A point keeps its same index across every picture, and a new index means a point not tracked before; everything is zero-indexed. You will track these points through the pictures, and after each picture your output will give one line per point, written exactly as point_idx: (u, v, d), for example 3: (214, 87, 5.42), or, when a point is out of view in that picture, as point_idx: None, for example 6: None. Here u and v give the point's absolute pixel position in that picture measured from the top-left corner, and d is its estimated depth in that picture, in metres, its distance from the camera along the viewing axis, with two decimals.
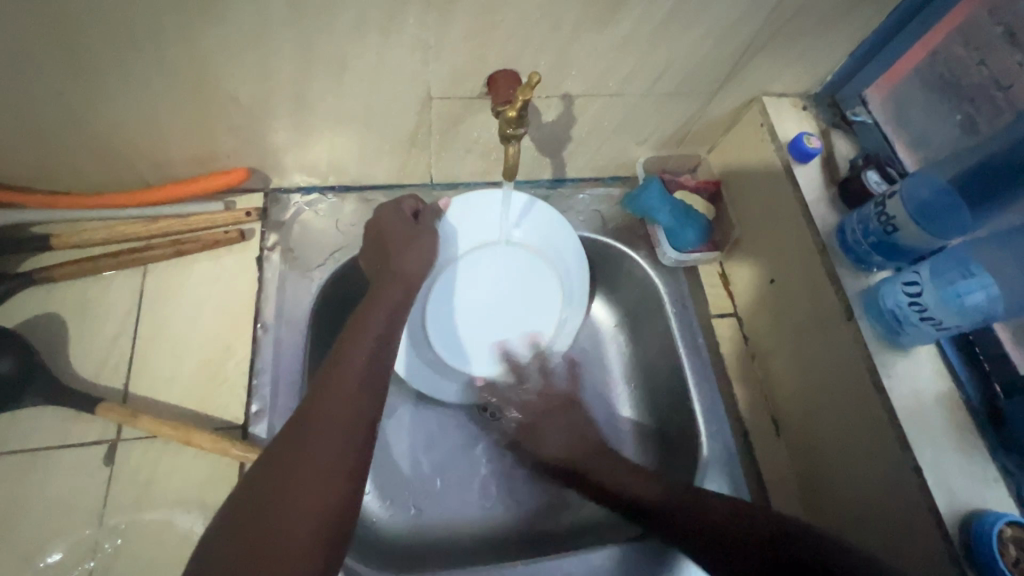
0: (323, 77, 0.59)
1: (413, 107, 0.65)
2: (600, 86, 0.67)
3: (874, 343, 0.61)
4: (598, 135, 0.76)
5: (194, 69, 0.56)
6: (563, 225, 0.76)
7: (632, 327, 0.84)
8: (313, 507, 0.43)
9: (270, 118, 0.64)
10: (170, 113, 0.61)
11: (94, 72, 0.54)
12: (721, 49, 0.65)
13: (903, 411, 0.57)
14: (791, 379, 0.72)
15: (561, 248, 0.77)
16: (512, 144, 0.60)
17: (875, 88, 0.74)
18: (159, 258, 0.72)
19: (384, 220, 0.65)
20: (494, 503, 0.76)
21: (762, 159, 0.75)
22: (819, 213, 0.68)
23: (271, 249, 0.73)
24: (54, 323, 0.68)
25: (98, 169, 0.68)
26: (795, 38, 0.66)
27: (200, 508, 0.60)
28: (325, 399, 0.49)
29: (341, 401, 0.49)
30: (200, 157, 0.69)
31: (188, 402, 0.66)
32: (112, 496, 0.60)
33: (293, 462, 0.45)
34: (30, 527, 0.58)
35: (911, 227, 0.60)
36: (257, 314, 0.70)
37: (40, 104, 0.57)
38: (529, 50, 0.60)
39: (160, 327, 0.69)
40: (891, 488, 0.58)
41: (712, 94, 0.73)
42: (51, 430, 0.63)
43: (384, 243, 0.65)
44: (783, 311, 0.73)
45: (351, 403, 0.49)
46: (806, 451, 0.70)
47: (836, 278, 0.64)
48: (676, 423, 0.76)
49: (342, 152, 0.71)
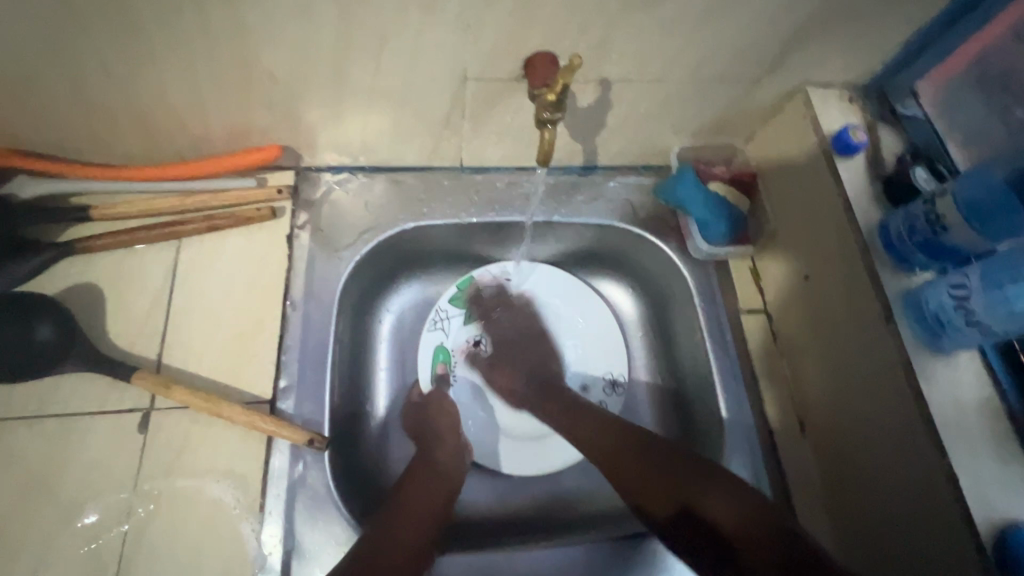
0: (361, 57, 0.59)
1: (448, 87, 0.64)
2: (639, 71, 0.65)
3: (913, 344, 0.59)
4: (633, 122, 0.74)
5: (235, 44, 0.56)
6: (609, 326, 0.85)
7: (658, 317, 0.86)
8: (419, 523, 0.62)
9: (306, 96, 0.64)
10: (210, 88, 0.61)
11: (139, 44, 0.55)
12: (768, 34, 0.63)
13: (940, 416, 0.56)
14: (821, 380, 0.70)
15: (588, 344, 0.85)
16: (547, 128, 0.59)
17: (927, 80, 0.70)
18: (193, 232, 0.72)
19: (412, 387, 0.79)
20: (522, 494, 0.78)
21: (804, 152, 0.72)
22: (860, 209, 0.66)
23: (301, 228, 0.74)
24: (92, 292, 0.70)
25: (136, 142, 0.69)
26: (847, 25, 0.63)
27: (230, 479, 0.62)
28: (439, 442, 0.72)
29: (431, 477, 0.68)
30: (235, 133, 0.69)
31: (218, 374, 0.67)
32: (147, 462, 0.62)
33: (402, 509, 0.63)
34: (69, 488, 0.61)
35: (961, 227, 0.58)
36: (286, 290, 0.71)
37: (86, 76, 0.58)
38: (569, 33, 0.59)
39: (192, 299, 0.71)
40: (924, 495, 0.56)
41: (754, 82, 0.70)
42: (89, 395, 0.65)
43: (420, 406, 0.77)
44: (815, 309, 0.71)
45: (436, 478, 0.68)
46: (832, 453, 0.68)
47: (876, 277, 0.62)
48: (700, 416, 0.77)
49: (375, 132, 0.71)
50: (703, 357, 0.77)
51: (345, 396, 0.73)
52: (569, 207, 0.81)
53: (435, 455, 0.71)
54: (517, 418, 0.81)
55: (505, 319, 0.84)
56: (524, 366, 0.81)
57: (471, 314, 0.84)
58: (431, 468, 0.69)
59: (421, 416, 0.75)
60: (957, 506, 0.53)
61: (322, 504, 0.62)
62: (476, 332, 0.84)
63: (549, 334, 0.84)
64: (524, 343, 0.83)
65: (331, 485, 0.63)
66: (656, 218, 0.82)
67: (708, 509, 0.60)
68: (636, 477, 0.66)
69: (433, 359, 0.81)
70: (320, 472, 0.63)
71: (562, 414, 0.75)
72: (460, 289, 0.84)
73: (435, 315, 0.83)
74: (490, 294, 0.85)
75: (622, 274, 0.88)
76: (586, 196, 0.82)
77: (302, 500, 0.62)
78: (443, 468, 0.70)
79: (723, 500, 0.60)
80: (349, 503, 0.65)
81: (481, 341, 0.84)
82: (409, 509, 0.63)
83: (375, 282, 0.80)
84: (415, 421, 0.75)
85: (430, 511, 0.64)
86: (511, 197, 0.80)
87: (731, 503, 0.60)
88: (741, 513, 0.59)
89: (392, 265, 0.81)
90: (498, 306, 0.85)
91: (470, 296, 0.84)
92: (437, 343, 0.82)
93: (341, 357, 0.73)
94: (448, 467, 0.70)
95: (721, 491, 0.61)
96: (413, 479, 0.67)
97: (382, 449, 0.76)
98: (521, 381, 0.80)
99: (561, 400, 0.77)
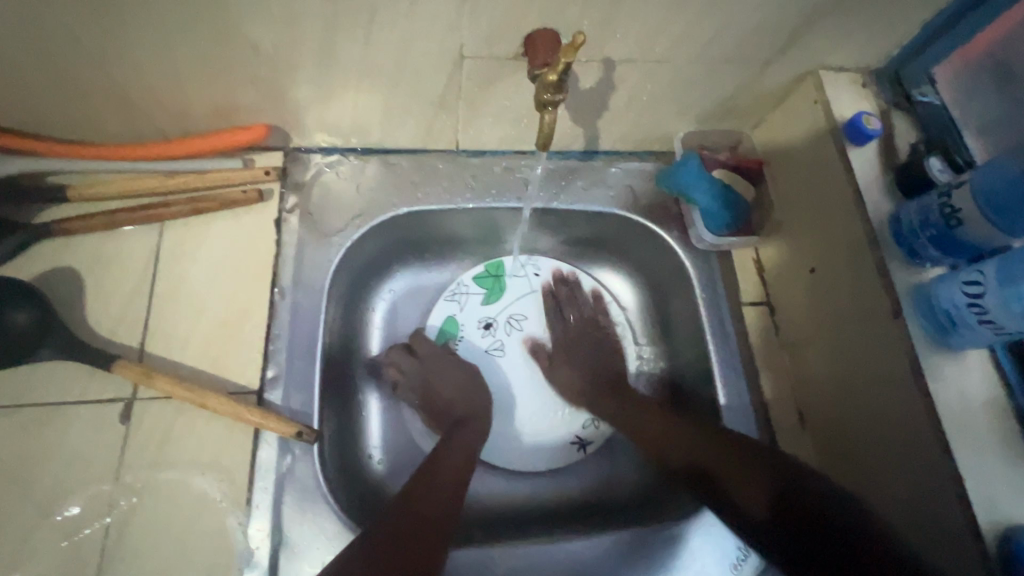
0: (352, 30, 0.55)
1: (444, 65, 0.61)
2: (645, 51, 0.62)
3: (921, 340, 0.57)
4: (637, 105, 0.71)
5: (213, 14, 0.52)
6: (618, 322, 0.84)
7: (657, 307, 0.84)
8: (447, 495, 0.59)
9: (294, 72, 0.60)
10: (191, 62, 0.58)
11: (113, 15, 0.51)
12: (783, 13, 0.60)
13: (947, 415, 0.55)
14: (823, 374, 0.69)
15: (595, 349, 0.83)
16: (548, 111, 0.56)
17: (945, 66, 0.67)
18: (177, 215, 0.69)
19: (425, 355, 0.76)
20: (518, 487, 0.77)
21: (813, 140, 0.70)
22: (871, 200, 0.64)
23: (290, 212, 0.71)
24: (70, 277, 0.67)
25: (114, 119, 0.65)
26: (866, 5, 0.60)
27: (215, 471, 0.60)
28: (471, 424, 0.70)
29: (444, 472, 0.62)
30: (219, 111, 0.66)
31: (203, 363, 0.65)
32: (128, 454, 0.60)
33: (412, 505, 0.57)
34: (48, 480, 0.59)
35: (978, 221, 0.56)
36: (274, 276, 0.69)
37: (56, 47, 0.54)
38: (573, 10, 0.55)
39: (176, 285, 0.68)
40: (925, 493, 0.56)
41: (765, 64, 0.67)
42: (67, 385, 0.62)
43: (460, 385, 0.75)
44: (820, 302, 0.69)
45: (459, 465, 0.64)
46: (833, 450, 0.67)
47: (885, 270, 0.60)
48: (699, 408, 0.76)
49: (366, 112, 0.68)
50: (704, 351, 0.75)
51: (335, 386, 0.71)
52: (569, 193, 0.79)
53: (450, 451, 0.66)
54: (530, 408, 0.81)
55: (567, 313, 0.83)
56: (593, 367, 0.80)
57: (492, 294, 0.83)
58: (448, 460, 0.64)
59: (464, 390, 0.74)
60: (962, 508, 0.52)
61: (311, 497, 0.60)
62: (488, 314, 0.83)
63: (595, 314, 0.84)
64: (586, 340, 0.82)
65: (320, 479, 0.61)
66: (659, 205, 0.80)
67: (741, 479, 0.61)
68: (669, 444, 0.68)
69: (443, 333, 0.81)
70: (310, 464, 0.61)
71: (616, 418, 0.75)
72: (488, 270, 0.84)
73: (455, 287, 0.82)
74: (515, 282, 0.84)
75: (621, 265, 0.86)
76: (587, 181, 0.79)
77: (291, 493, 0.60)
78: (458, 458, 0.65)
79: (759, 471, 0.61)
80: (339, 492, 0.64)
81: (492, 324, 0.83)
82: (417, 504, 0.57)
83: (365, 274, 0.78)
84: (445, 404, 0.73)
85: (446, 500, 0.59)
86: (509, 181, 0.77)
87: (766, 476, 0.61)
88: (775, 483, 0.60)
89: (385, 253, 0.79)
90: (519, 295, 0.84)
91: (494, 279, 0.84)
92: (450, 314, 0.82)
93: (331, 348, 0.71)
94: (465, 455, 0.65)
95: (756, 465, 0.61)
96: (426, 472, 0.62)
97: (359, 435, 0.73)
98: (582, 379, 0.79)
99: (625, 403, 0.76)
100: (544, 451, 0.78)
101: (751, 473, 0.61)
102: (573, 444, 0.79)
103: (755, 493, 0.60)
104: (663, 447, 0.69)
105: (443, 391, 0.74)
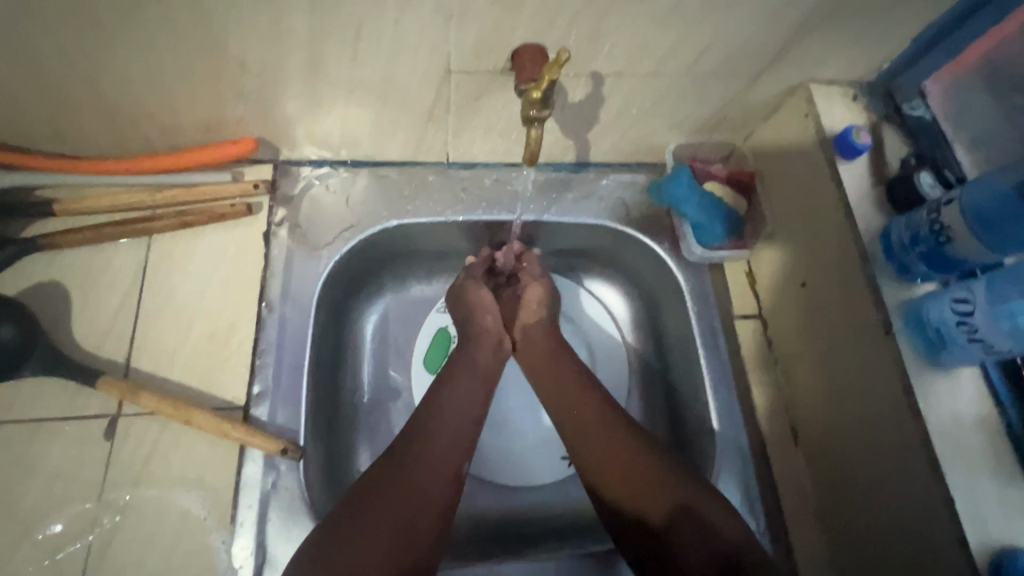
0: (339, 46, 0.55)
1: (431, 80, 0.61)
2: (634, 66, 0.62)
3: (911, 357, 0.57)
4: (627, 118, 0.71)
5: (198, 31, 0.52)
6: (612, 336, 0.84)
7: (648, 319, 0.84)
8: (423, 505, 0.57)
9: (281, 87, 0.60)
10: (177, 77, 0.58)
11: (99, 32, 0.51)
12: (771, 27, 0.59)
13: (938, 434, 0.54)
14: (814, 389, 0.68)
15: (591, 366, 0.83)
16: (535, 126, 0.56)
17: (936, 79, 0.66)
18: (165, 229, 0.69)
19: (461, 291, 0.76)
20: (507, 502, 0.76)
21: (804, 153, 0.69)
22: (861, 214, 0.63)
23: (278, 225, 0.71)
24: (58, 291, 0.67)
25: (103, 134, 0.65)
26: (855, 20, 0.60)
27: (200, 488, 0.60)
28: (462, 397, 0.65)
29: (428, 477, 0.58)
30: (207, 125, 0.65)
31: (189, 379, 0.65)
32: (112, 471, 0.60)
33: (377, 509, 0.55)
34: (31, 498, 0.58)
35: (967, 238, 0.55)
36: (262, 290, 0.68)
37: (41, 63, 0.54)
38: (559, 25, 0.55)
39: (163, 300, 0.68)
40: (915, 512, 0.55)
41: (755, 78, 0.67)
42: (52, 402, 0.62)
43: (477, 326, 0.73)
44: (811, 316, 0.68)
45: (446, 458, 0.60)
46: (825, 465, 0.67)
47: (875, 286, 0.60)
48: (690, 421, 0.76)
49: (355, 125, 0.67)
50: (695, 365, 0.74)
51: (324, 400, 0.71)
52: (560, 206, 0.78)
53: (435, 440, 0.61)
54: (524, 424, 0.79)
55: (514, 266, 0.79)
56: (534, 319, 0.75)
57: None
58: (427, 461, 0.59)
59: (482, 341, 0.72)
60: (952, 529, 0.52)
61: (297, 514, 0.59)
62: None
63: (587, 326, 0.84)
64: (540, 291, 0.76)
65: (306, 493, 0.60)
66: (650, 217, 0.79)
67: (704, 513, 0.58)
68: (625, 461, 0.62)
69: (435, 341, 0.80)
70: (297, 479, 0.60)
71: (548, 386, 0.70)
72: None
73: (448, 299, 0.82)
74: None
75: (615, 277, 0.85)
76: (578, 193, 0.79)
77: (277, 510, 0.59)
78: (439, 460, 0.60)
79: (722, 512, 0.58)
80: (323, 508, 0.63)
81: None
82: (385, 510, 0.55)
83: (353, 286, 0.77)
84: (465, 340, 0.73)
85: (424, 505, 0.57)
86: (500, 194, 0.77)
87: (726, 517, 0.58)
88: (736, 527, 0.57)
89: (373, 267, 0.78)
90: None
91: None
92: (442, 325, 0.81)
93: (320, 364, 0.71)
94: (448, 444, 0.61)
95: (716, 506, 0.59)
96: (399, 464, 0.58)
97: (350, 451, 0.73)
98: (540, 332, 0.74)
99: (561, 375, 0.70)
100: (535, 467, 0.77)
101: (715, 508, 0.58)
102: (562, 460, 0.78)
103: (717, 531, 0.57)
104: (614, 460, 0.62)
105: (473, 329, 0.73)
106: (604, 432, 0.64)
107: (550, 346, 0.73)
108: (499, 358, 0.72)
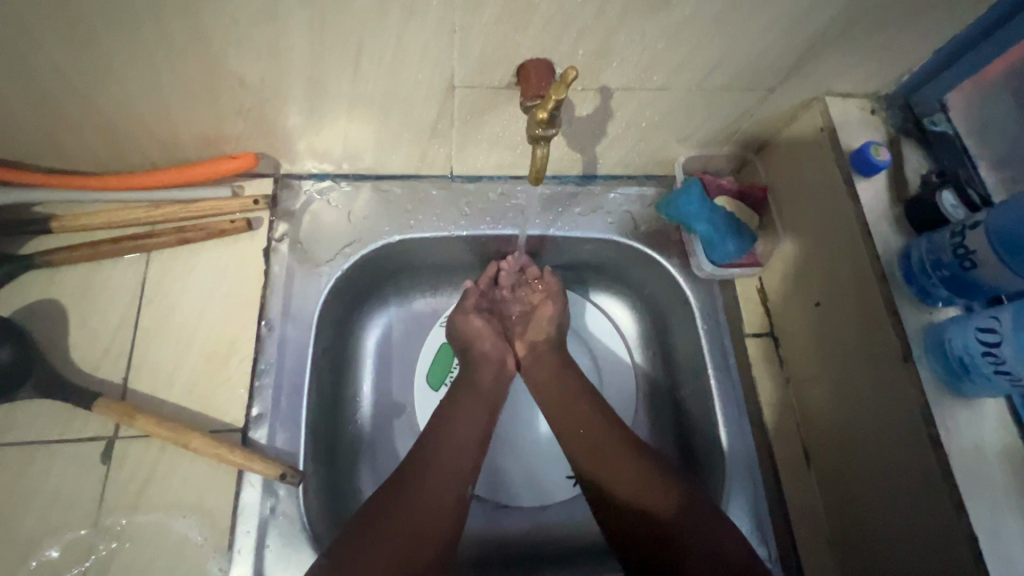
0: (340, 62, 0.53)
1: (434, 94, 0.59)
2: (643, 80, 0.60)
3: (933, 386, 0.54)
4: (636, 132, 0.69)
5: (194, 47, 0.51)
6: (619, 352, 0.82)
7: (656, 335, 0.82)
8: (428, 529, 0.55)
9: (281, 102, 0.58)
10: (174, 93, 0.56)
11: (93, 49, 0.50)
12: (788, 41, 0.57)
13: (962, 468, 0.52)
14: (828, 412, 0.66)
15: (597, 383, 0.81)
16: (541, 145, 0.54)
17: (958, 92, 0.65)
18: (164, 245, 0.68)
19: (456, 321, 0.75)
20: (511, 522, 0.75)
21: (819, 168, 0.67)
22: (880, 233, 0.61)
23: (279, 241, 0.70)
24: (56, 310, 0.66)
25: (100, 150, 0.64)
26: (876, 32, 0.57)
27: (197, 514, 0.58)
28: (464, 417, 0.65)
29: (429, 500, 0.57)
30: (205, 140, 0.64)
31: (187, 401, 0.63)
32: (108, 496, 0.58)
33: (383, 535, 0.53)
34: (27, 523, 0.57)
35: (993, 264, 0.53)
36: (262, 309, 0.67)
37: (36, 81, 0.53)
38: (567, 39, 0.53)
39: (162, 318, 0.67)
40: (934, 546, 0.53)
41: (769, 91, 0.65)
42: (49, 424, 0.61)
43: (477, 351, 0.72)
44: (825, 337, 0.66)
45: (449, 480, 0.59)
46: (838, 491, 0.64)
47: (895, 311, 0.57)
48: (699, 442, 0.74)
49: (356, 140, 0.66)
50: (705, 385, 0.72)
51: (325, 420, 0.69)
52: (565, 219, 0.76)
53: (438, 462, 0.60)
54: (529, 442, 0.78)
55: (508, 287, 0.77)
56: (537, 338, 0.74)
57: None
58: (431, 482, 0.58)
59: (483, 363, 0.71)
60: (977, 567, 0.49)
61: (295, 541, 0.58)
62: None
63: (593, 342, 0.83)
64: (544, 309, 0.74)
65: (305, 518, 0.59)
66: (659, 232, 0.77)
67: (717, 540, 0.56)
68: (636, 483, 0.60)
69: (438, 356, 0.79)
70: (296, 504, 0.59)
71: (553, 405, 0.69)
72: None
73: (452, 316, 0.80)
74: None
75: (623, 293, 0.84)
76: (585, 208, 0.77)
77: (275, 536, 0.57)
78: (444, 482, 0.59)
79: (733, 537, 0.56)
80: (325, 534, 0.61)
81: None
82: (387, 534, 0.53)
83: (354, 302, 0.76)
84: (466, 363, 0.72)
85: (427, 532, 0.55)
86: (504, 209, 0.75)
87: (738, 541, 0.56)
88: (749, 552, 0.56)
89: (375, 283, 0.77)
90: None
91: None
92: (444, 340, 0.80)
93: (322, 383, 0.69)
94: (448, 464, 0.60)
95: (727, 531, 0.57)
96: (402, 487, 0.57)
97: (352, 470, 0.71)
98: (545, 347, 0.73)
99: (564, 394, 0.69)
100: (540, 488, 0.76)
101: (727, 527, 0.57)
102: (567, 479, 0.76)
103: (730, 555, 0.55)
104: (623, 480, 0.61)
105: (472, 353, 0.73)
106: (615, 456, 0.63)
107: (551, 363, 0.72)
108: (502, 380, 0.71)
